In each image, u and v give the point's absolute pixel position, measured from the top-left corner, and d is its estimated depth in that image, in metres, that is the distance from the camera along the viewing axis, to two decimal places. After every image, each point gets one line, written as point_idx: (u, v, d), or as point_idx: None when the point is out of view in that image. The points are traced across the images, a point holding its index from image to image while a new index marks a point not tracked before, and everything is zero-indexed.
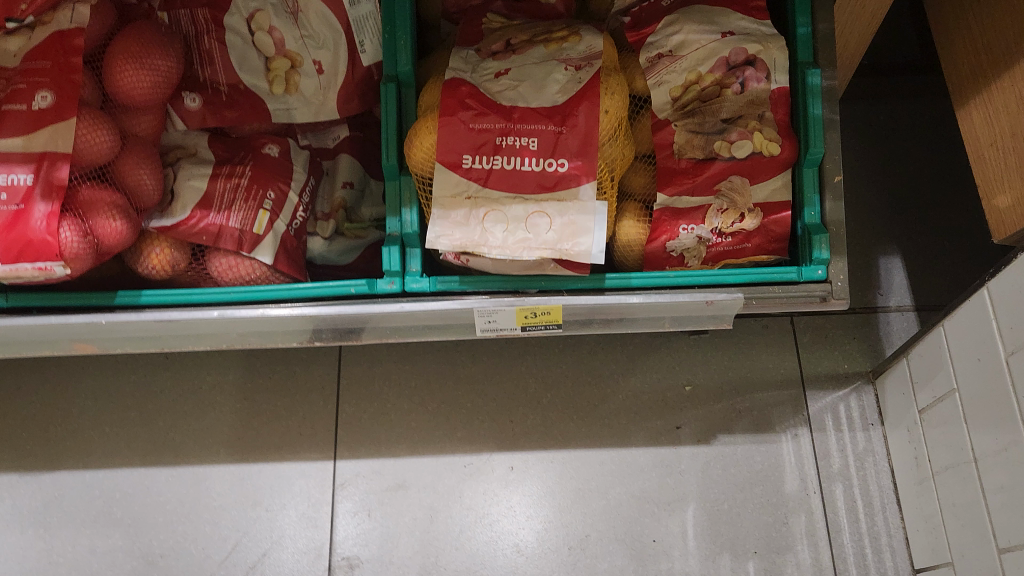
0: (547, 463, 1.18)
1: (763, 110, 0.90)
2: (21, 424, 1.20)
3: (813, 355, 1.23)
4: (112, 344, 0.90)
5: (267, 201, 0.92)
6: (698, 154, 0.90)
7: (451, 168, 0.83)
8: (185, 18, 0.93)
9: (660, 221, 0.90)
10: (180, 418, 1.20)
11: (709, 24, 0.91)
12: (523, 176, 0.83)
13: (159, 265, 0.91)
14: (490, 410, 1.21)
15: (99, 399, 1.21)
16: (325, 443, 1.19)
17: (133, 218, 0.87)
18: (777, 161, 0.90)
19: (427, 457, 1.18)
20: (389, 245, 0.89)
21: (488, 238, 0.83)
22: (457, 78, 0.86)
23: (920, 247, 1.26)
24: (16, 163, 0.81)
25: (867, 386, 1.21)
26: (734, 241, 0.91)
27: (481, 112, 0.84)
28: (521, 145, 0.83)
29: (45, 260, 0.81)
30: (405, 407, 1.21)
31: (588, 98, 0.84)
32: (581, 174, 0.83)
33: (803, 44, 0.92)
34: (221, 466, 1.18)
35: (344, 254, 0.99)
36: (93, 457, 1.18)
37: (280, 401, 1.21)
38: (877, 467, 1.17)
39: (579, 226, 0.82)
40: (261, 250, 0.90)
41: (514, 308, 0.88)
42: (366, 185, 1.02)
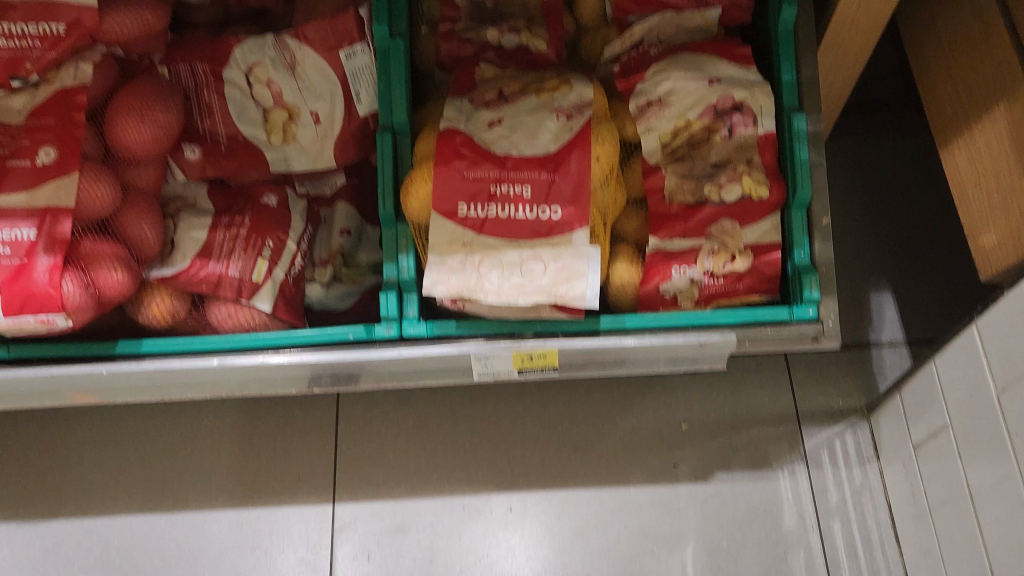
0: (546, 503, 1.18)
1: (751, 154, 0.92)
2: (20, 473, 1.20)
3: (808, 390, 1.24)
4: (113, 393, 0.91)
5: (266, 250, 0.94)
6: (688, 198, 0.92)
7: (447, 217, 0.85)
8: (185, 72, 0.95)
9: (653, 263, 0.92)
10: (179, 464, 1.21)
11: (697, 71, 0.94)
12: (517, 223, 0.85)
13: (160, 314, 0.92)
14: (489, 450, 1.21)
15: (98, 445, 1.22)
16: (325, 485, 1.19)
17: (134, 270, 0.89)
18: (767, 204, 0.92)
19: (426, 499, 1.18)
20: (387, 291, 0.90)
21: (483, 283, 0.84)
22: (451, 128, 0.88)
23: (911, 282, 1.28)
24: (19, 218, 0.82)
25: (862, 422, 1.22)
26: (727, 283, 0.92)
27: (475, 161, 0.86)
28: (515, 193, 0.85)
29: (48, 312, 0.82)
30: (404, 448, 1.21)
31: (579, 145, 0.86)
32: (574, 221, 0.85)
33: (789, 90, 0.94)
34: (220, 511, 1.18)
35: (342, 300, 1.00)
36: (92, 504, 1.18)
37: (279, 445, 1.22)
38: (874, 502, 1.17)
39: (573, 270, 0.83)
40: (259, 298, 0.92)
41: (511, 352, 0.89)
42: (363, 231, 1.03)
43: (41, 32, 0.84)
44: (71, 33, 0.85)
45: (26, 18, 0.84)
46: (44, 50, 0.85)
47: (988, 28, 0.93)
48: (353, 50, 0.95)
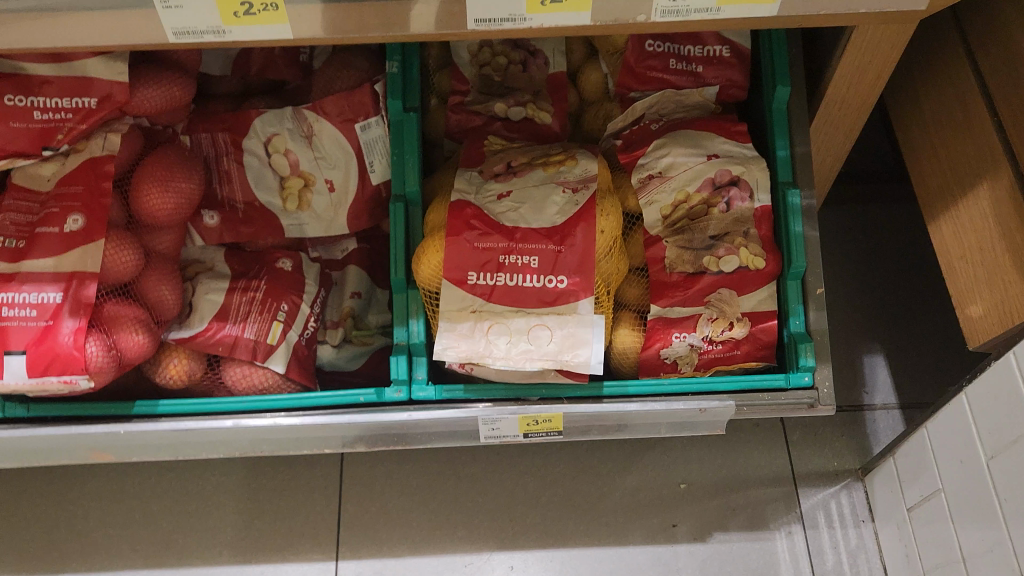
0: (547, 563, 1.20)
1: (748, 227, 0.96)
2: (25, 528, 1.21)
3: (803, 452, 1.27)
4: (129, 452, 0.93)
5: (281, 313, 0.96)
6: (689, 268, 0.96)
7: (456, 284, 0.88)
8: (206, 141, 0.99)
9: (654, 329, 0.95)
10: (184, 519, 1.22)
11: (695, 147, 0.98)
12: (524, 292, 0.88)
13: (177, 375, 0.94)
14: (490, 509, 1.23)
15: (104, 502, 1.23)
16: (328, 543, 1.21)
17: (155, 331, 0.92)
18: (763, 273, 0.96)
19: (429, 557, 1.20)
20: (396, 354, 0.93)
21: (492, 349, 0.87)
22: (462, 200, 0.91)
23: (902, 347, 1.32)
24: (46, 282, 0.86)
25: (857, 483, 1.25)
26: (724, 348, 0.96)
27: (485, 231, 0.89)
28: (523, 263, 0.88)
29: (71, 373, 0.85)
30: (406, 506, 1.23)
31: (585, 219, 0.89)
32: (580, 290, 0.88)
33: (784, 165, 0.99)
34: (224, 568, 1.19)
35: (351, 360, 1.03)
36: (96, 559, 1.19)
37: (285, 501, 1.24)
38: (870, 564, 1.19)
39: (577, 338, 0.87)
40: (273, 360, 0.94)
41: (517, 416, 0.92)
42: (373, 294, 1.07)
43: (74, 106, 0.88)
44: (102, 106, 0.89)
45: (60, 93, 0.88)
46: (76, 123, 0.89)
47: (970, 111, 0.99)
48: (368, 123, 0.99)
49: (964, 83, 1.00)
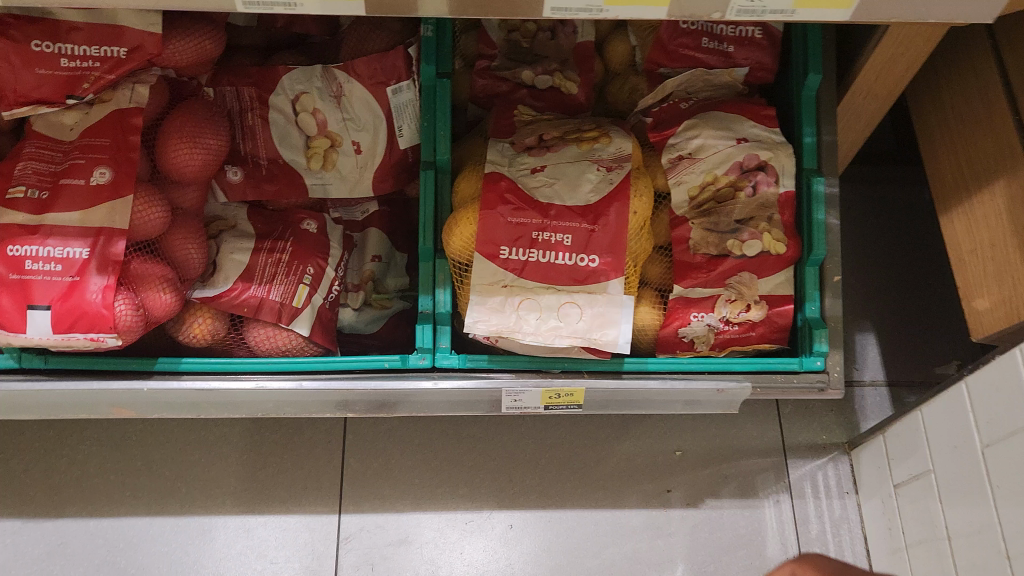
0: (545, 524, 1.23)
1: (772, 212, 0.97)
2: (26, 472, 1.22)
3: (793, 425, 1.31)
4: (148, 408, 0.93)
5: (307, 276, 0.96)
6: (713, 250, 0.97)
7: (489, 258, 0.89)
8: (230, 95, 0.97)
9: (674, 308, 0.97)
10: (186, 468, 1.23)
11: (726, 130, 0.99)
12: (556, 269, 0.89)
13: (201, 334, 0.93)
14: (491, 468, 1.26)
15: (106, 449, 1.23)
16: (330, 496, 1.23)
17: (179, 290, 0.91)
18: (783, 258, 0.97)
19: (430, 514, 1.23)
20: (422, 322, 0.94)
21: (523, 324, 0.88)
22: (496, 172, 0.92)
23: (894, 327, 1.36)
24: (72, 236, 0.85)
25: (843, 456, 1.30)
26: (740, 329, 0.98)
27: (520, 206, 0.89)
28: (556, 240, 0.89)
29: (98, 331, 0.84)
30: (408, 463, 1.25)
31: (619, 198, 0.90)
32: (610, 270, 0.89)
33: (809, 152, 1.00)
34: (226, 517, 1.20)
35: (371, 323, 1.03)
36: (97, 505, 1.20)
37: (287, 453, 1.25)
38: (851, 534, 1.25)
39: (607, 318, 0.89)
40: (298, 323, 0.94)
41: (540, 389, 0.94)
42: (392, 257, 1.06)
43: (103, 54, 0.85)
44: (133, 56, 0.86)
45: (89, 41, 0.85)
46: (104, 72, 0.86)
47: (993, 108, 1.01)
48: (400, 86, 0.97)
49: (989, 80, 1.01)
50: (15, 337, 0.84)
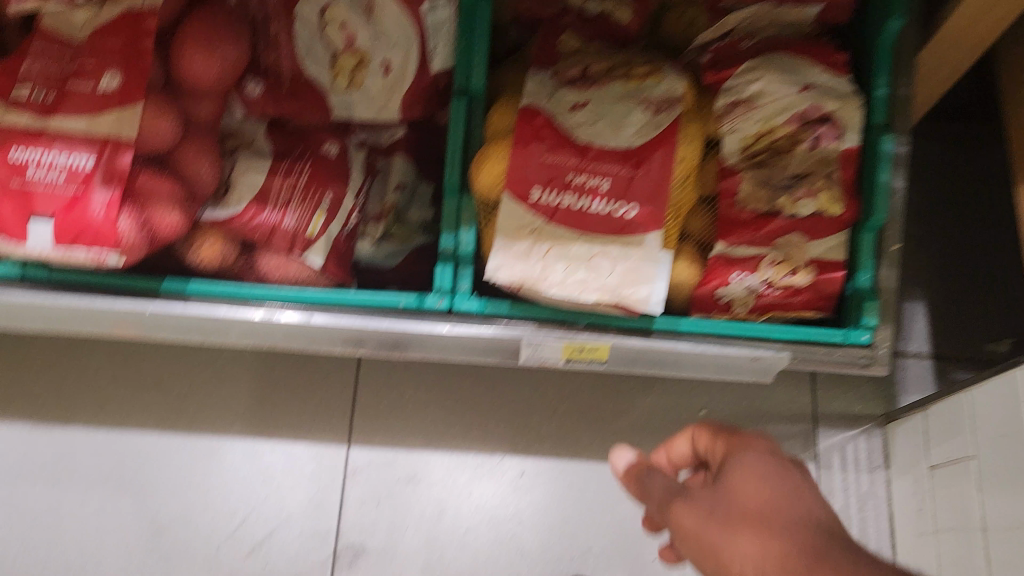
0: (559, 474, 1.19)
1: (832, 169, 0.89)
2: (35, 377, 1.19)
3: (827, 392, 1.25)
4: (155, 327, 0.90)
5: (324, 203, 0.90)
6: (762, 207, 0.89)
7: (518, 199, 0.82)
8: (253, 2, 0.91)
9: (713, 267, 0.89)
10: (196, 386, 1.20)
11: (790, 75, 0.90)
12: (591, 217, 0.82)
13: (209, 258, 0.88)
14: (507, 412, 1.21)
15: (117, 361, 1.20)
16: (340, 427, 1.19)
17: (189, 209, 0.86)
18: (839, 221, 0.89)
19: (441, 453, 1.19)
20: (442, 262, 0.88)
21: (548, 274, 0.81)
22: (534, 106, 0.84)
23: (948, 298, 1.27)
24: (79, 144, 0.79)
25: (876, 429, 1.23)
26: (784, 294, 0.90)
27: (555, 145, 0.82)
28: (592, 185, 0.82)
29: (100, 248, 0.79)
30: (423, 400, 1.21)
31: (665, 143, 0.83)
32: (648, 222, 0.82)
33: (881, 105, 0.91)
34: (235, 440, 1.18)
35: (389, 257, 0.97)
36: (105, 417, 1.18)
37: (299, 380, 1.21)
38: (876, 509, 1.20)
39: (641, 274, 0.82)
40: (311, 253, 0.89)
41: (563, 342, 0.90)
42: (416, 187, 1.00)
43: None
44: None
45: None
46: None
47: None
48: (435, 3, 0.90)
49: None
50: (16, 248, 0.79)
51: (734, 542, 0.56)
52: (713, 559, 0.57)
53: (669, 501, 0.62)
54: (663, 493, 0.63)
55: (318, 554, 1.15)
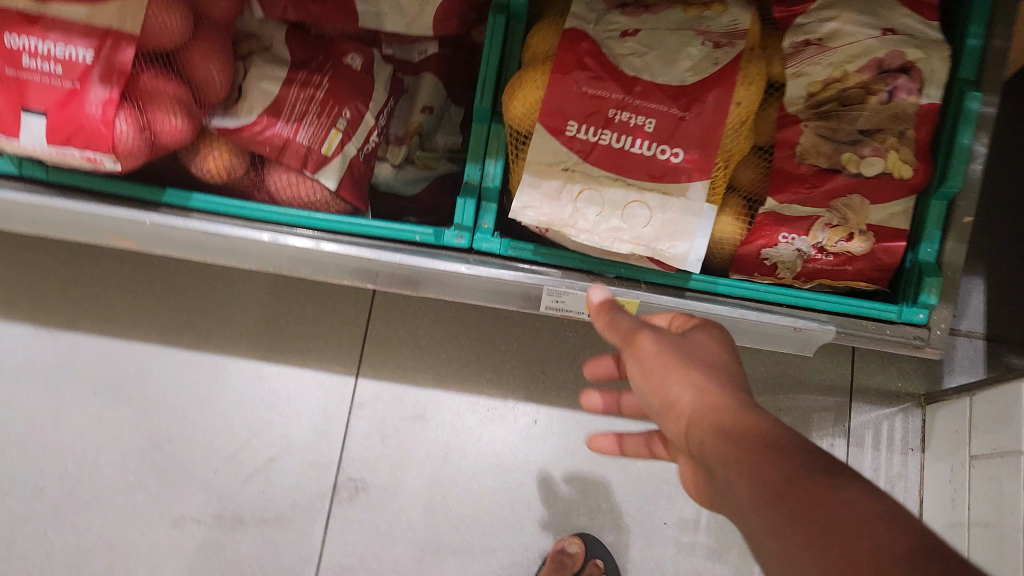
0: (573, 426, 1.13)
1: (905, 126, 0.79)
2: (42, 278, 1.16)
3: (867, 365, 1.17)
4: (153, 241, 0.84)
5: (341, 121, 0.82)
6: (822, 162, 0.80)
7: (552, 133, 0.74)
8: None
9: (761, 225, 0.82)
10: (205, 302, 1.16)
11: (870, 16, 0.80)
12: (631, 159, 0.74)
13: (215, 169, 0.82)
14: (525, 357, 1.15)
15: (125, 269, 1.16)
16: (350, 357, 1.14)
17: (195, 115, 0.79)
18: (906, 185, 0.80)
19: (452, 394, 1.14)
20: (465, 195, 0.80)
21: (578, 220, 0.75)
22: (577, 29, 0.75)
23: (1012, 276, 1.17)
24: (76, 35, 0.72)
25: (916, 409, 1.15)
26: (836, 261, 0.82)
27: (599, 76, 0.73)
28: (636, 124, 0.73)
29: (95, 150, 0.73)
30: (437, 336, 1.16)
31: (722, 84, 0.73)
32: (694, 170, 0.74)
33: (970, 58, 0.81)
34: (241, 361, 1.14)
35: (412, 185, 0.91)
36: (110, 326, 1.15)
37: (311, 305, 1.16)
38: (906, 493, 1.13)
39: (680, 227, 0.75)
40: (324, 174, 0.81)
41: (588, 294, 0.82)
42: (446, 110, 0.93)
43: None
44: None
45: None
46: None
47: None
48: None
49: None
50: (10, 143, 0.74)
51: (681, 372, 0.51)
52: (656, 384, 0.53)
53: (634, 330, 0.57)
54: (627, 323, 0.58)
55: (317, 485, 1.11)
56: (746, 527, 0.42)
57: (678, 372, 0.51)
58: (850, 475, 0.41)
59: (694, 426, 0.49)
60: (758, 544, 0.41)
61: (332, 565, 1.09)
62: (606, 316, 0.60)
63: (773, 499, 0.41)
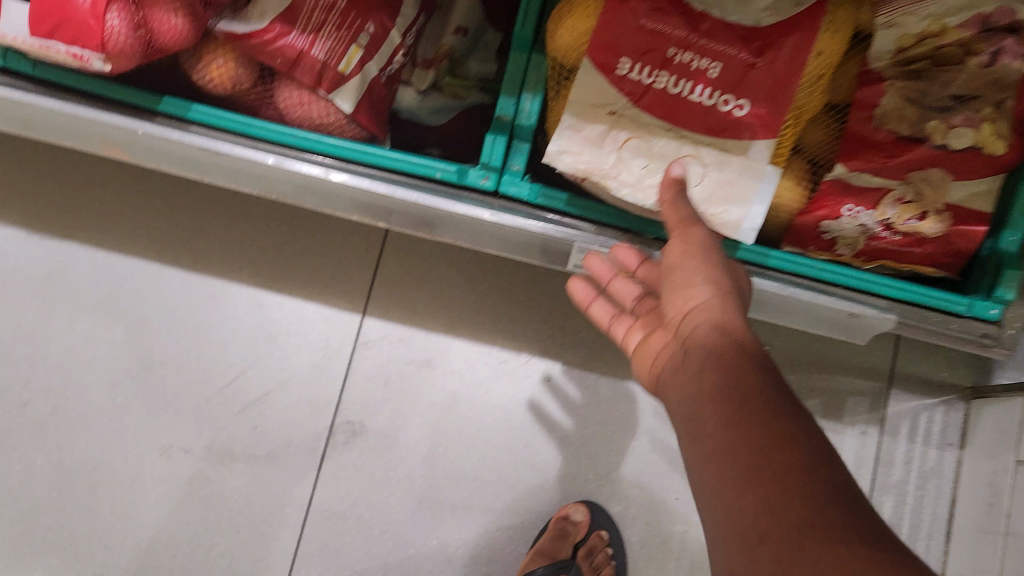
0: (589, 387, 1.06)
1: (1007, 96, 0.67)
2: (37, 180, 1.08)
3: (912, 351, 1.08)
4: (149, 153, 0.77)
5: (363, 36, 0.72)
6: (903, 130, 0.69)
7: (601, 70, 0.64)
8: None
9: (824, 193, 0.72)
10: (207, 221, 1.08)
11: None
12: (688, 107, 0.64)
13: (218, 78, 0.74)
14: (544, 310, 1.07)
15: (125, 178, 1.08)
16: (357, 293, 1.07)
17: (199, 16, 0.69)
18: (996, 162, 0.69)
19: (463, 341, 1.07)
20: (495, 131, 0.71)
21: (620, 172, 0.66)
22: None
23: None
24: None
25: (959, 403, 1.07)
26: (902, 241, 0.73)
27: (661, 7, 0.63)
28: (698, 67, 0.64)
29: (83, 47, 0.64)
30: (452, 279, 1.08)
31: (803, 28, 0.63)
32: (758, 126, 0.64)
33: None
34: (242, 288, 1.07)
35: (437, 114, 0.83)
36: (106, 237, 1.07)
37: (319, 233, 1.08)
38: (938, 491, 1.06)
39: (736, 191, 0.65)
40: (340, 96, 0.71)
41: None
42: (482, 34, 0.83)
43: None
44: None
45: None
46: None
47: None
48: None
49: None
50: None
51: (706, 268, 0.58)
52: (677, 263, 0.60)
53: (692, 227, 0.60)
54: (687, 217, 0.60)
55: (314, 425, 1.04)
56: (691, 406, 0.50)
57: (706, 259, 0.58)
58: (811, 442, 0.44)
59: (691, 314, 0.57)
60: (698, 425, 0.49)
61: (323, 511, 1.03)
62: (672, 196, 0.62)
63: (740, 405, 0.47)
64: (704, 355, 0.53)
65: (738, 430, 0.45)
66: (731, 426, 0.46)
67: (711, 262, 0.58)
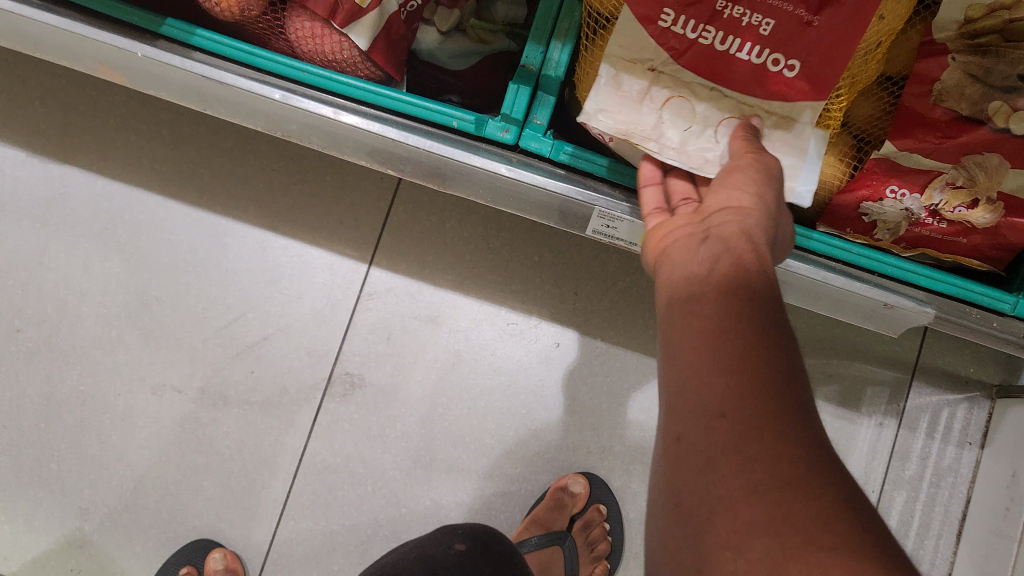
0: (599, 356, 1.02)
1: None
2: (39, 98, 1.03)
3: (939, 343, 1.03)
4: (149, 79, 0.72)
5: None
6: (962, 109, 0.63)
7: (642, 22, 0.59)
8: None
9: (867, 172, 0.66)
10: (214, 155, 1.03)
11: None
12: (732, 66, 0.59)
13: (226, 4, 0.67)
14: (557, 273, 1.03)
15: (131, 103, 1.04)
16: (365, 242, 1.03)
17: None
18: None
19: (471, 300, 1.02)
20: (518, 81, 0.66)
21: (662, 137, 0.59)
22: None
23: None
24: None
25: (983, 400, 1.02)
26: (948, 230, 0.68)
27: None
28: (747, 22, 0.58)
29: None
30: (464, 234, 1.03)
31: None
32: (808, 92, 0.59)
33: None
34: (246, 228, 1.03)
35: (456, 58, 0.76)
36: (109, 165, 1.03)
37: (330, 176, 1.03)
38: (952, 490, 1.02)
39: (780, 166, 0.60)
40: (354, 31, 0.65)
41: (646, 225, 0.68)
42: None
43: None
44: None
45: None
46: None
47: None
48: None
49: None
50: None
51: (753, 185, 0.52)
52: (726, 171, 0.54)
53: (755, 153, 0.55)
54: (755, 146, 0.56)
55: (311, 374, 1.01)
56: (692, 286, 0.46)
57: (761, 180, 0.53)
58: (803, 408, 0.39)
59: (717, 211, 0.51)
60: (692, 308, 0.45)
61: (316, 462, 1.00)
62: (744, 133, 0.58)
63: (747, 324, 0.42)
64: (718, 247, 0.47)
65: (738, 345, 0.41)
66: (730, 313, 0.43)
67: (771, 180, 0.53)
